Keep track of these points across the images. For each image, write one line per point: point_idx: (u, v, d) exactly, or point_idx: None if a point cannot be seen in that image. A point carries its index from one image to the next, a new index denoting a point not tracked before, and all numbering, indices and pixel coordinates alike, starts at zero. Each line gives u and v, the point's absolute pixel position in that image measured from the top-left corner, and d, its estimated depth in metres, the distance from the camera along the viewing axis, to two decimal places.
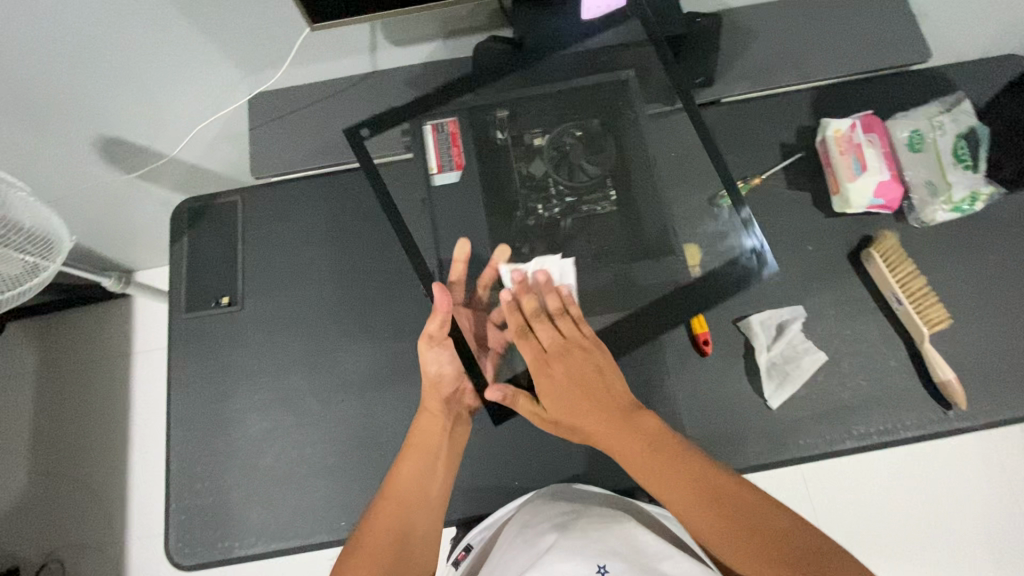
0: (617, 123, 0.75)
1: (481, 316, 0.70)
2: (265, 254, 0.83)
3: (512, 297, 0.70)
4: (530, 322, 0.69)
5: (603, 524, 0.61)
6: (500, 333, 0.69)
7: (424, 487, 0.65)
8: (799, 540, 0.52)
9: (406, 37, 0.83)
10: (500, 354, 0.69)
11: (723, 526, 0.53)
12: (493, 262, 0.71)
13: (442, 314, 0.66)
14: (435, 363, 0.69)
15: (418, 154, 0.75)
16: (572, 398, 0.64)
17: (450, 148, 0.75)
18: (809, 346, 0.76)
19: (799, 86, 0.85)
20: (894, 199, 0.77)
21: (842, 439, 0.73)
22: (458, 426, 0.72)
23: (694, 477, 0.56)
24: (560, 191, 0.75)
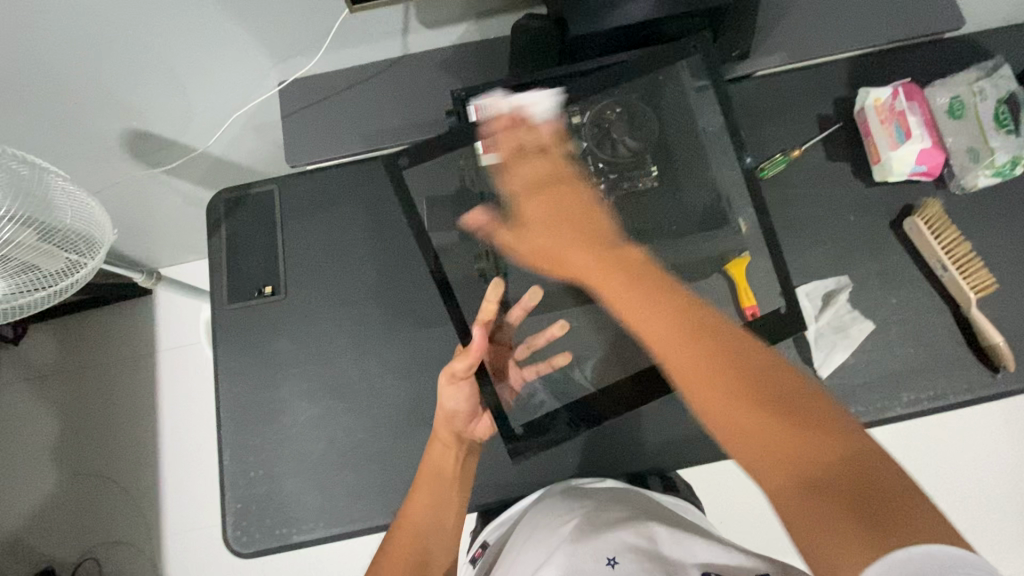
0: (656, 98, 0.78)
1: (505, 352, 0.74)
2: (305, 242, 0.83)
3: (538, 340, 0.75)
4: (551, 364, 0.74)
5: (618, 520, 0.61)
6: (520, 371, 0.74)
7: (442, 514, 0.68)
8: (784, 384, 0.45)
9: (437, 19, 0.82)
10: (518, 391, 0.73)
11: (711, 375, 0.47)
12: (524, 302, 0.74)
13: (477, 354, 0.69)
14: (453, 399, 0.72)
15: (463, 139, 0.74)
16: (552, 224, 0.63)
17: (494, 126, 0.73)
18: (854, 315, 0.76)
19: (832, 57, 0.84)
20: (935, 165, 0.77)
21: (892, 406, 0.73)
22: (468, 457, 0.75)
23: (685, 327, 0.50)
24: (602, 167, 0.77)
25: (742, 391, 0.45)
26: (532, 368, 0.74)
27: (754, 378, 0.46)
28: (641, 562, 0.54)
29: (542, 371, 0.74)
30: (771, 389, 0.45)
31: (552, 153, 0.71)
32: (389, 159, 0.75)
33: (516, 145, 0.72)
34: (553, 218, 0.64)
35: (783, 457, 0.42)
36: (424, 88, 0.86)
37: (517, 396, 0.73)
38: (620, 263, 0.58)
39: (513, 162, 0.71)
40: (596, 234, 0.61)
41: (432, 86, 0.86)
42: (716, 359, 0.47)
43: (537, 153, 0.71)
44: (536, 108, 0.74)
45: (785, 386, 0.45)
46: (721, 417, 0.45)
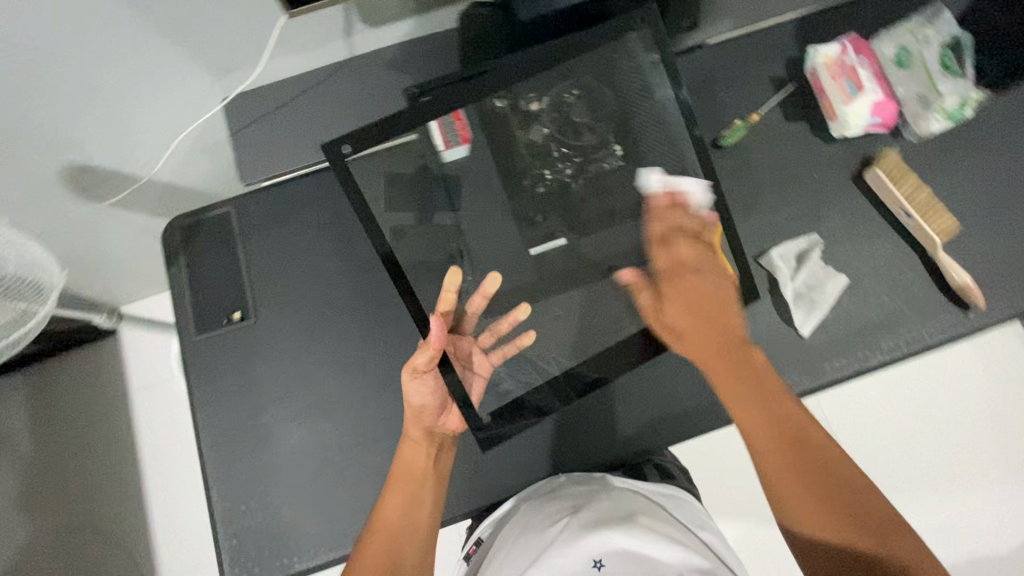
0: (612, 75, 0.75)
1: (467, 341, 0.72)
2: (271, 262, 0.80)
3: (503, 324, 0.73)
4: (517, 346, 0.73)
5: (607, 517, 0.62)
6: (485, 357, 0.72)
7: (412, 513, 0.68)
8: (855, 492, 0.58)
9: (380, 16, 0.80)
10: (484, 378, 0.72)
11: (790, 467, 0.59)
12: (483, 289, 0.73)
13: (435, 347, 0.67)
14: (419, 394, 0.71)
15: (422, 134, 0.72)
16: (689, 318, 0.69)
17: (453, 122, 0.73)
18: (829, 271, 0.77)
19: (778, 18, 0.85)
20: (889, 116, 0.78)
21: (873, 355, 0.75)
22: (441, 454, 0.73)
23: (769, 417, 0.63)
24: (564, 153, 0.77)
25: (821, 489, 0.58)
26: (498, 353, 0.73)
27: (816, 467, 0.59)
28: (622, 563, 0.55)
29: (510, 355, 0.73)
30: (857, 502, 0.57)
31: (705, 239, 0.73)
32: (331, 146, 0.70)
33: (677, 223, 0.74)
34: (690, 313, 0.69)
35: (830, 531, 0.56)
36: (375, 88, 0.83)
37: (483, 384, 0.72)
38: (734, 360, 0.67)
39: (666, 246, 0.73)
40: (726, 338, 0.68)
41: (383, 86, 0.83)
42: (790, 453, 0.60)
43: (693, 236, 0.73)
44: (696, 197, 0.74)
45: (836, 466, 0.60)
46: (794, 499, 0.58)
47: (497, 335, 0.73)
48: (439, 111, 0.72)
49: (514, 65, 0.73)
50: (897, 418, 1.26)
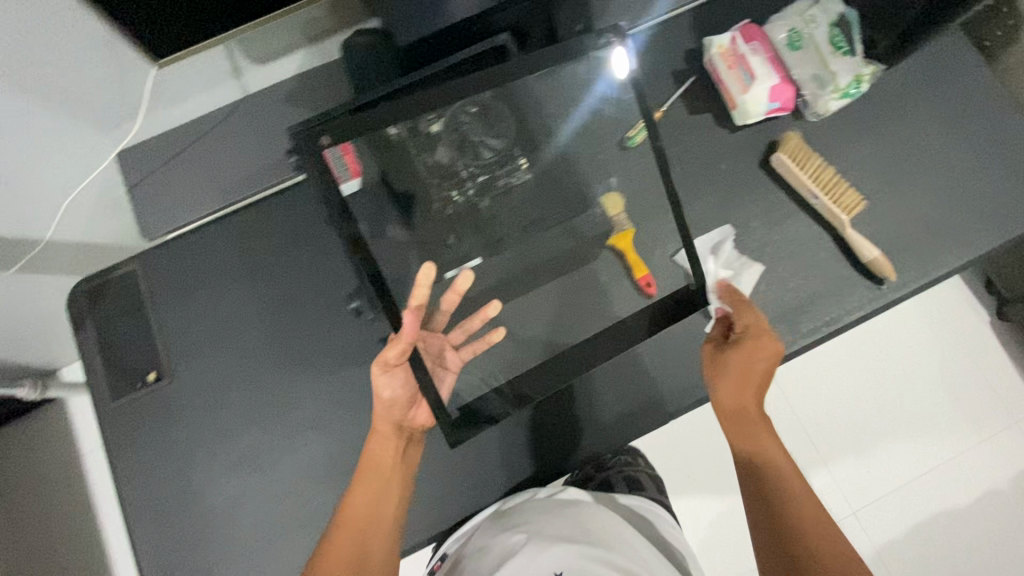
0: (507, 92, 0.75)
1: (437, 338, 0.72)
2: (183, 317, 0.78)
3: (473, 321, 0.74)
4: (486, 342, 0.73)
5: (564, 529, 0.69)
6: (456, 353, 0.72)
7: (378, 512, 0.67)
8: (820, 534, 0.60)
9: (267, 51, 0.79)
10: (456, 373, 0.72)
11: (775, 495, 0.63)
12: (456, 287, 0.73)
13: (406, 340, 0.66)
14: (389, 387, 0.69)
15: (310, 172, 0.69)
16: (738, 381, 0.68)
17: (343, 157, 0.69)
18: (744, 261, 0.77)
19: (672, 12, 0.86)
20: (787, 100, 0.79)
21: (794, 340, 0.75)
22: (410, 449, 0.72)
23: (823, 547, 0.59)
24: (472, 172, 0.78)
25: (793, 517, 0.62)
26: (468, 349, 0.73)
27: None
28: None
29: (478, 351, 0.73)
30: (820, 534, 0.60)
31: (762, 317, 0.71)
32: (307, 135, 0.68)
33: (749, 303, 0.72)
34: (742, 376, 0.68)
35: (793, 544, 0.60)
36: (275, 126, 0.81)
37: (455, 379, 0.71)
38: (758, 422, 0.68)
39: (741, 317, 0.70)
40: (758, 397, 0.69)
41: (283, 122, 0.82)
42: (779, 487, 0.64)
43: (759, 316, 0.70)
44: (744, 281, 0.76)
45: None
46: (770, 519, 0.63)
47: (467, 332, 0.73)
48: (344, 127, 0.69)
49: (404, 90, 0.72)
50: (841, 384, 1.33)
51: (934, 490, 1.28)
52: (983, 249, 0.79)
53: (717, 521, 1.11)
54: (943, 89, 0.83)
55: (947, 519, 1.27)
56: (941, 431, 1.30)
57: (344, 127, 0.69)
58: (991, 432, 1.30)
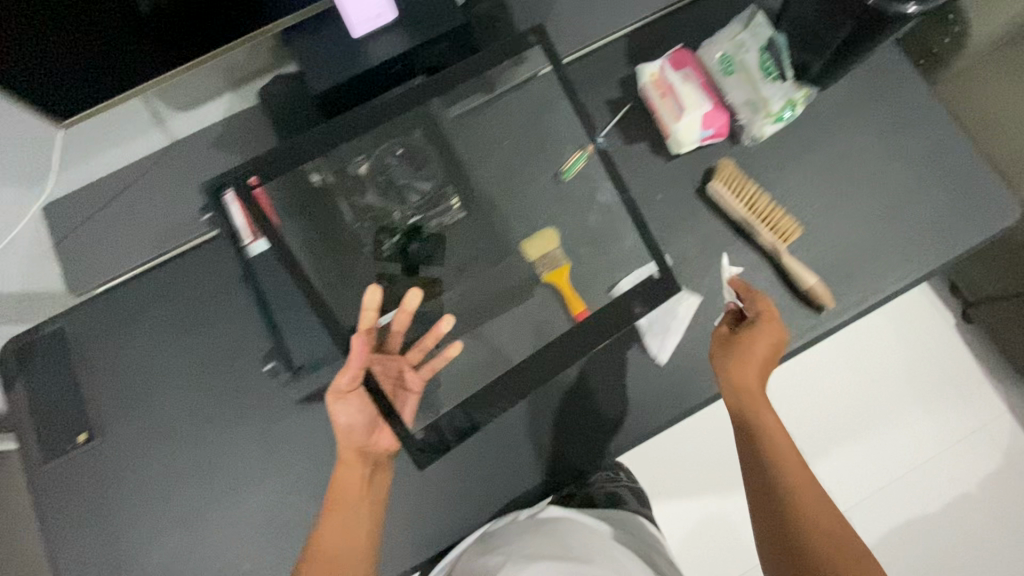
0: (435, 135, 0.77)
1: (394, 360, 0.71)
2: (114, 373, 0.76)
3: (428, 339, 0.73)
4: (444, 358, 0.72)
5: (546, 550, 0.66)
6: (416, 374, 0.71)
7: (353, 536, 0.65)
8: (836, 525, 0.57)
9: (188, 99, 0.78)
10: (417, 395, 0.71)
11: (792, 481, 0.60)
12: (405, 305, 0.72)
13: (357, 365, 0.65)
14: (345, 413, 0.67)
15: (225, 224, 0.68)
16: (754, 365, 0.67)
17: (258, 211, 0.67)
18: (679, 293, 0.77)
19: (605, 38, 0.84)
20: (721, 126, 0.78)
21: None
22: (378, 474, 0.70)
23: (825, 523, 0.57)
24: (402, 213, 0.76)
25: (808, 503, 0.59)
26: (427, 368, 0.72)
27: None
28: None
29: (437, 367, 0.72)
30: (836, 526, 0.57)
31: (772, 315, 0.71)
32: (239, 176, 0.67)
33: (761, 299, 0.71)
34: (757, 362, 0.67)
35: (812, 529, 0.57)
36: (201, 171, 0.79)
37: (416, 400, 0.71)
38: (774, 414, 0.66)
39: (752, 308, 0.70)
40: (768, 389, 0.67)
41: (210, 167, 0.80)
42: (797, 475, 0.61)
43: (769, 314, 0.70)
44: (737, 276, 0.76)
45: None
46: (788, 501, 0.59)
47: (422, 351, 0.72)
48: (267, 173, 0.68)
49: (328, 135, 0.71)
50: (809, 394, 1.32)
51: (902, 498, 1.28)
52: (923, 270, 0.78)
53: (683, 545, 1.10)
54: (881, 108, 0.82)
55: (917, 526, 1.27)
56: (910, 438, 1.30)
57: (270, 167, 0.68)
58: (957, 437, 1.30)
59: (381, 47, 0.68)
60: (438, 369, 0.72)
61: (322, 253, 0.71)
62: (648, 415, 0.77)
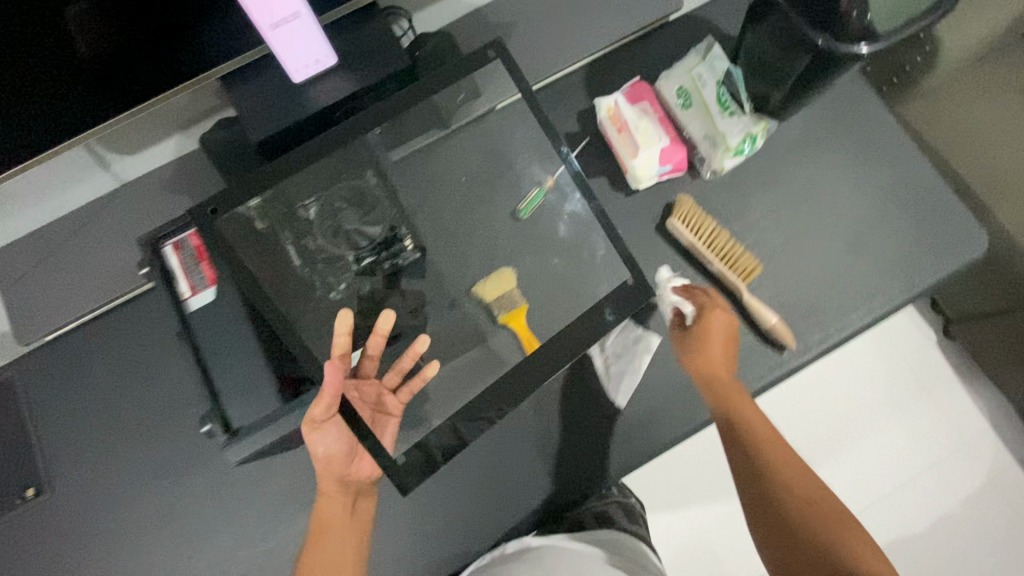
0: (387, 176, 0.75)
1: (372, 384, 0.69)
2: (64, 426, 0.75)
3: (403, 360, 0.71)
4: (421, 378, 0.71)
5: None
6: (395, 397, 0.69)
7: (339, 566, 0.65)
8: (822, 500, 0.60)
9: (136, 144, 0.75)
10: (398, 417, 0.69)
11: (775, 467, 0.63)
12: (378, 329, 0.70)
13: (332, 393, 0.60)
14: (322, 444, 0.65)
15: (166, 282, 0.64)
16: (720, 358, 0.69)
17: (199, 263, 0.64)
18: (639, 334, 0.75)
19: (563, 70, 0.83)
20: (679, 161, 0.77)
21: (691, 415, 0.74)
22: (360, 500, 0.69)
23: (808, 494, 0.60)
24: (356, 256, 0.72)
25: (796, 485, 0.61)
26: (405, 390, 0.70)
27: (827, 568, 0.55)
28: None
29: (416, 389, 0.71)
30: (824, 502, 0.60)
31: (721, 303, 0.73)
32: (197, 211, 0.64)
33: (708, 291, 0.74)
34: (721, 356, 0.69)
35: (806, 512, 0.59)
36: (149, 215, 0.77)
37: (397, 424, 0.68)
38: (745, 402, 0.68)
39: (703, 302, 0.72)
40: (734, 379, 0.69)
41: (159, 210, 0.78)
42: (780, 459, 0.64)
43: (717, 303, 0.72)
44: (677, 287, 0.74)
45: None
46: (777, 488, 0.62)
47: (401, 373, 0.70)
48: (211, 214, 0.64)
49: (272, 176, 0.67)
50: (791, 415, 1.30)
51: (887, 519, 1.26)
52: (889, 305, 0.76)
53: None
54: (845, 138, 0.81)
55: (900, 548, 1.25)
56: (895, 459, 1.28)
57: (213, 205, 0.64)
58: (942, 455, 1.28)
59: (326, 90, 0.67)
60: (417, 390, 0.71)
61: (270, 296, 0.65)
62: (610, 461, 0.74)
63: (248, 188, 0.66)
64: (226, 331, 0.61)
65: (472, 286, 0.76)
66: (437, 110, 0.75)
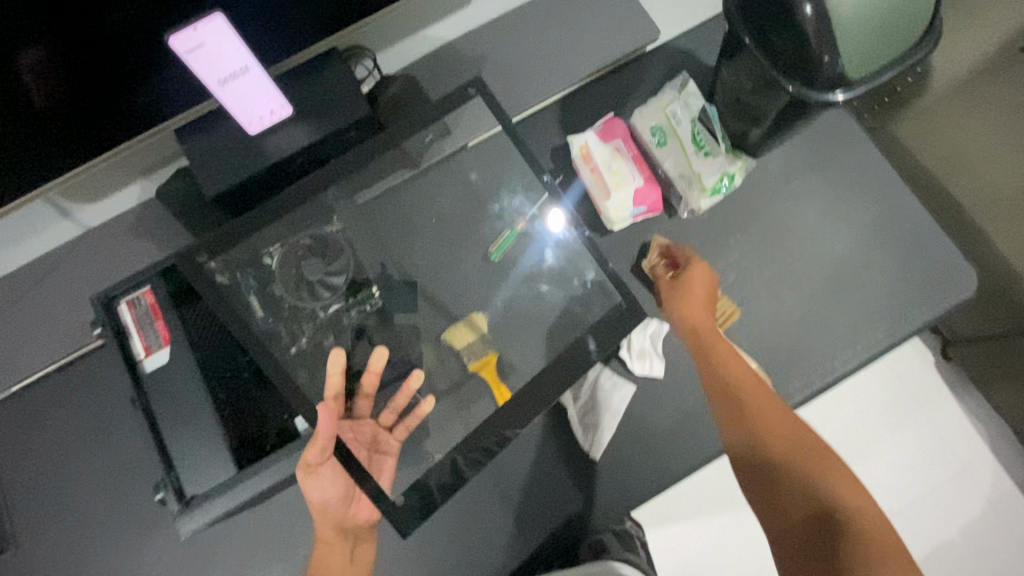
0: (353, 221, 0.73)
1: (367, 424, 0.65)
2: (14, 486, 0.71)
3: (398, 398, 0.67)
4: (417, 415, 0.67)
5: None
6: (391, 436, 0.65)
7: None
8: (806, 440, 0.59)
9: (97, 191, 0.73)
10: (397, 457, 0.64)
11: (761, 409, 0.62)
12: (372, 367, 0.67)
13: (323, 438, 0.58)
14: (317, 489, 0.62)
15: (116, 341, 0.61)
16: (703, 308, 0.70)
17: (153, 321, 0.62)
18: (615, 382, 0.73)
19: (538, 105, 0.80)
20: (654, 202, 0.75)
21: (669, 464, 0.72)
22: (362, 544, 0.66)
23: (799, 439, 0.59)
24: (322, 304, 0.69)
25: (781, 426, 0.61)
26: (401, 427, 0.66)
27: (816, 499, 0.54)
28: None
29: (413, 425, 0.66)
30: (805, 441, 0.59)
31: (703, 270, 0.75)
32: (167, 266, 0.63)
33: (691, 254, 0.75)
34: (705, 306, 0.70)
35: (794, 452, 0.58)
36: (107, 263, 0.75)
37: (395, 464, 0.64)
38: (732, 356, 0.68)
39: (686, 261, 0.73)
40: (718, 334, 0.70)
41: (119, 258, 0.75)
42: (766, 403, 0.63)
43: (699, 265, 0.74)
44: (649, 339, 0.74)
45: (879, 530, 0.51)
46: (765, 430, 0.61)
47: (396, 410, 0.66)
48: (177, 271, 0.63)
49: (235, 229, 0.65)
50: None
51: None
52: (876, 350, 0.73)
53: None
54: (829, 173, 0.78)
55: None
56: (896, 485, 1.23)
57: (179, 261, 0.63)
58: (944, 479, 1.24)
59: (287, 139, 0.65)
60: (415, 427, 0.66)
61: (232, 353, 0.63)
62: (588, 513, 0.72)
63: (218, 241, 0.64)
64: (182, 397, 0.60)
65: (443, 334, 0.72)
66: (403, 150, 0.72)
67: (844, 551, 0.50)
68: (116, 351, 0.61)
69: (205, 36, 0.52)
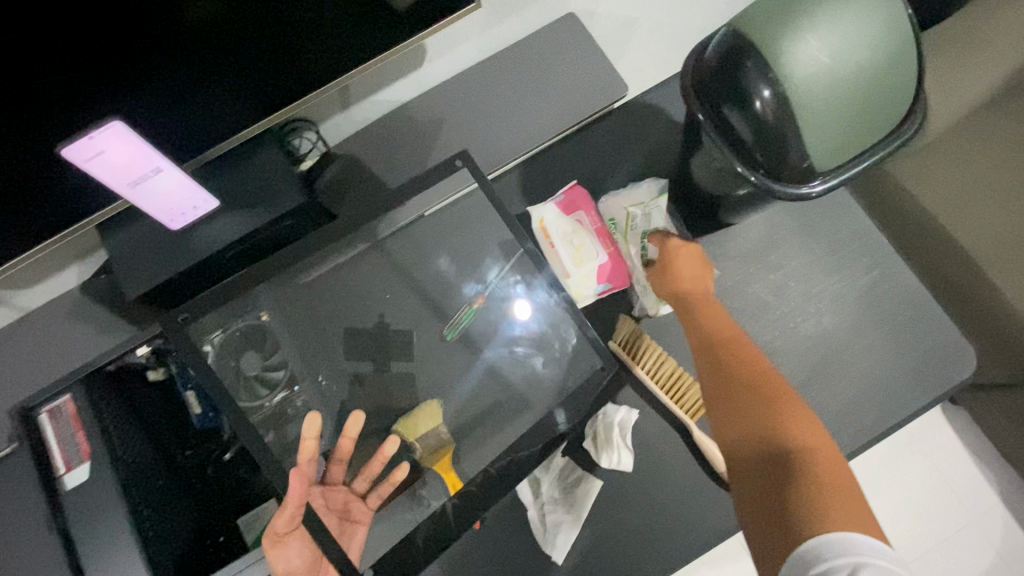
0: (298, 305, 0.68)
1: (340, 493, 0.62)
2: None
3: (373, 465, 0.65)
4: (392, 483, 0.65)
5: None
6: (364, 504, 0.63)
7: None
8: (781, 397, 0.52)
9: (37, 275, 0.69)
10: (367, 528, 0.61)
11: (737, 367, 0.55)
12: (346, 432, 0.65)
13: (297, 499, 0.54)
14: (284, 562, 0.54)
15: (37, 456, 0.57)
16: (691, 278, 0.64)
17: (75, 433, 0.57)
18: (579, 476, 0.68)
19: (501, 168, 0.74)
20: (619, 281, 0.69)
21: (643, 564, 0.66)
22: None
23: (770, 390, 0.53)
24: (269, 397, 0.63)
25: (751, 382, 0.54)
26: (375, 496, 0.64)
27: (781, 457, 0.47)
28: None
29: (388, 493, 0.64)
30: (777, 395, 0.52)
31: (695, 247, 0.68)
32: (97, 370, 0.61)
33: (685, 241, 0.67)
34: (692, 277, 0.64)
35: (759, 411, 0.51)
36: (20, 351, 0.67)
37: (366, 533, 0.61)
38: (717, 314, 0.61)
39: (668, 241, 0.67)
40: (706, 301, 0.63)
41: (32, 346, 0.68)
42: (746, 360, 0.56)
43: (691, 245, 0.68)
44: (620, 425, 0.68)
45: (842, 495, 0.44)
46: (739, 392, 0.53)
47: (370, 479, 0.64)
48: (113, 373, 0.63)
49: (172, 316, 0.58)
50: None
51: None
52: (865, 433, 0.67)
53: None
54: (811, 239, 0.72)
55: None
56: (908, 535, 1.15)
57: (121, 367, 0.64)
58: (956, 527, 1.16)
59: (220, 230, 0.62)
60: (389, 496, 0.64)
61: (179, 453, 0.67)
62: None
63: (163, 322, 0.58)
64: (106, 514, 0.55)
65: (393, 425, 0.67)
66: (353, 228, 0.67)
67: (792, 504, 0.44)
68: (36, 469, 0.56)
69: (102, 144, 0.47)
